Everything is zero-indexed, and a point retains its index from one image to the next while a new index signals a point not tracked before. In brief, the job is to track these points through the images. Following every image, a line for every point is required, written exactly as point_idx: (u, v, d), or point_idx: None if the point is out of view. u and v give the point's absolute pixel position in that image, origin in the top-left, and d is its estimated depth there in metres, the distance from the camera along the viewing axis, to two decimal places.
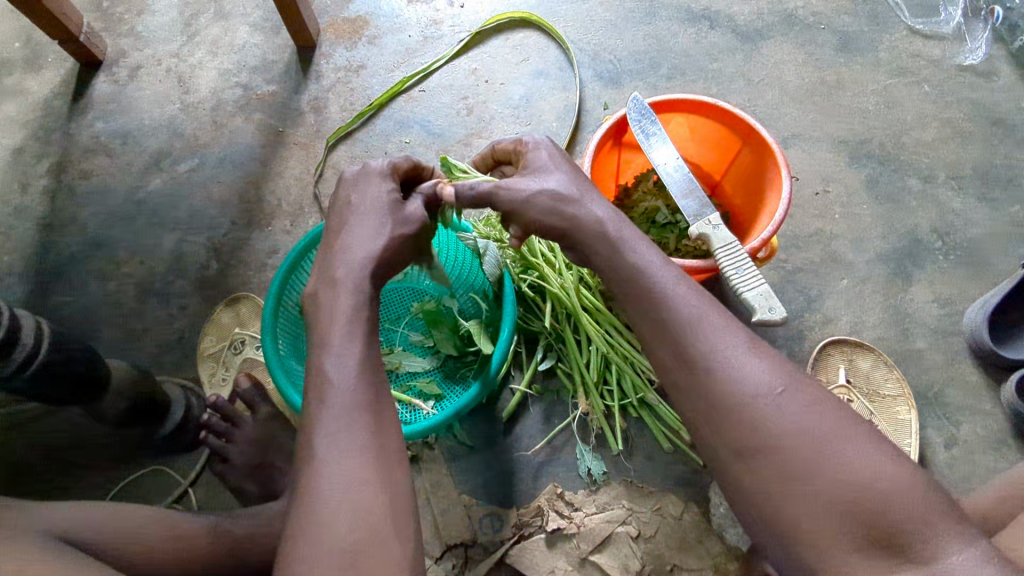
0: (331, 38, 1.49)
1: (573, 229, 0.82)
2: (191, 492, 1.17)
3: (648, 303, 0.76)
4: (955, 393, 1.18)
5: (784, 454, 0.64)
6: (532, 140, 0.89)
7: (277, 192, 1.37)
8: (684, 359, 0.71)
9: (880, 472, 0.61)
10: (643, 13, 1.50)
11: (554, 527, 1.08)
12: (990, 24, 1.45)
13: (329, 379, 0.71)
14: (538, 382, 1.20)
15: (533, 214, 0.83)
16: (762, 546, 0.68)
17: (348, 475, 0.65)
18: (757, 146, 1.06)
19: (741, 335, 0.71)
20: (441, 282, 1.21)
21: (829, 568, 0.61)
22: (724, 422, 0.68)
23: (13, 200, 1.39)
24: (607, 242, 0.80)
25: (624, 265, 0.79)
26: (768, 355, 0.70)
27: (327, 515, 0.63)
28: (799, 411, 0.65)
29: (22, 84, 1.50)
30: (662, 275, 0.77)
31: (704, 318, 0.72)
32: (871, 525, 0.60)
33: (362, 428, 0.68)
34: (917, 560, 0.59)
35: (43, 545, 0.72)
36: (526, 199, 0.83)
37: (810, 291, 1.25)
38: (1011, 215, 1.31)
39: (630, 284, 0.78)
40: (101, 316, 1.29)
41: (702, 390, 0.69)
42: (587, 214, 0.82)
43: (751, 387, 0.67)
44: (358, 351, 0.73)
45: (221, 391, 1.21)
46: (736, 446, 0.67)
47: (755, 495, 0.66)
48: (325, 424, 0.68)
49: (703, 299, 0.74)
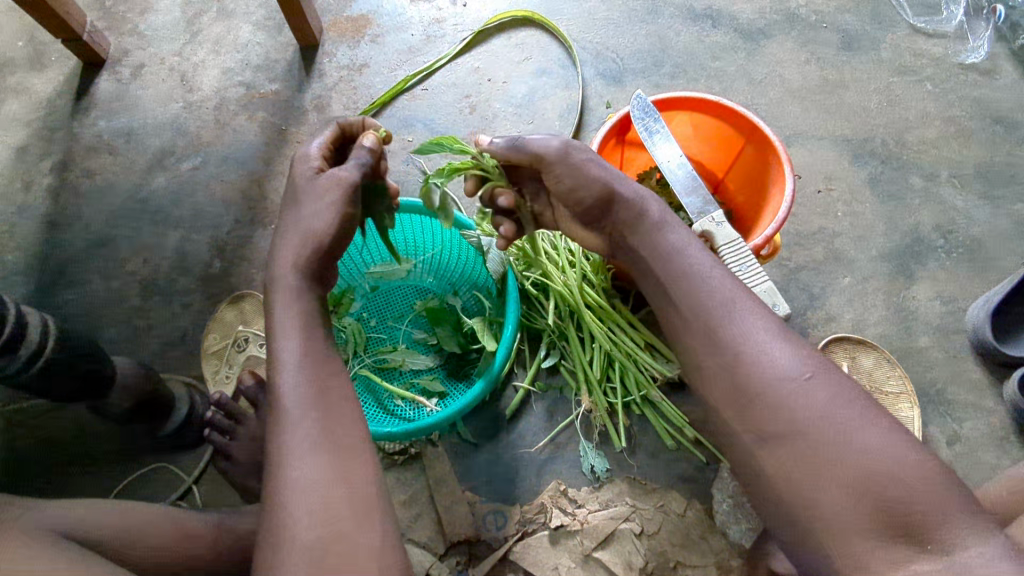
0: (334, 37, 1.50)
1: (615, 200, 0.85)
2: (195, 489, 1.17)
3: (680, 286, 0.77)
4: (958, 390, 1.18)
5: (808, 439, 0.65)
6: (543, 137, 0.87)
7: (280, 191, 1.37)
8: (713, 342, 0.72)
9: (903, 463, 0.61)
10: (645, 12, 1.50)
11: (558, 524, 1.08)
12: (992, 23, 1.46)
13: (276, 386, 0.73)
14: (541, 379, 1.20)
15: (581, 178, 0.85)
16: (777, 533, 0.69)
17: (301, 475, 0.66)
18: (759, 143, 1.06)
19: (772, 322, 0.72)
20: (445, 280, 1.21)
21: (846, 554, 0.62)
22: (749, 404, 0.69)
23: (16, 199, 1.40)
24: (648, 229, 0.83)
25: (660, 246, 0.81)
26: (798, 343, 0.70)
27: (287, 516, 0.64)
28: (827, 398, 0.66)
29: (25, 82, 1.50)
30: (694, 262, 0.78)
31: (736, 304, 0.73)
32: (890, 515, 0.60)
33: (309, 426, 0.69)
34: (935, 550, 0.59)
35: (49, 542, 0.72)
36: (580, 163, 0.85)
37: (812, 288, 1.25)
38: (1013, 212, 1.31)
39: (665, 266, 0.80)
40: (106, 313, 1.30)
41: (729, 372, 0.70)
42: (631, 192, 0.84)
43: (778, 372, 0.68)
44: (294, 347, 0.75)
45: (225, 389, 1.22)
46: (760, 429, 0.68)
47: (774, 479, 0.67)
48: (277, 427, 0.70)
49: (735, 286, 0.75)
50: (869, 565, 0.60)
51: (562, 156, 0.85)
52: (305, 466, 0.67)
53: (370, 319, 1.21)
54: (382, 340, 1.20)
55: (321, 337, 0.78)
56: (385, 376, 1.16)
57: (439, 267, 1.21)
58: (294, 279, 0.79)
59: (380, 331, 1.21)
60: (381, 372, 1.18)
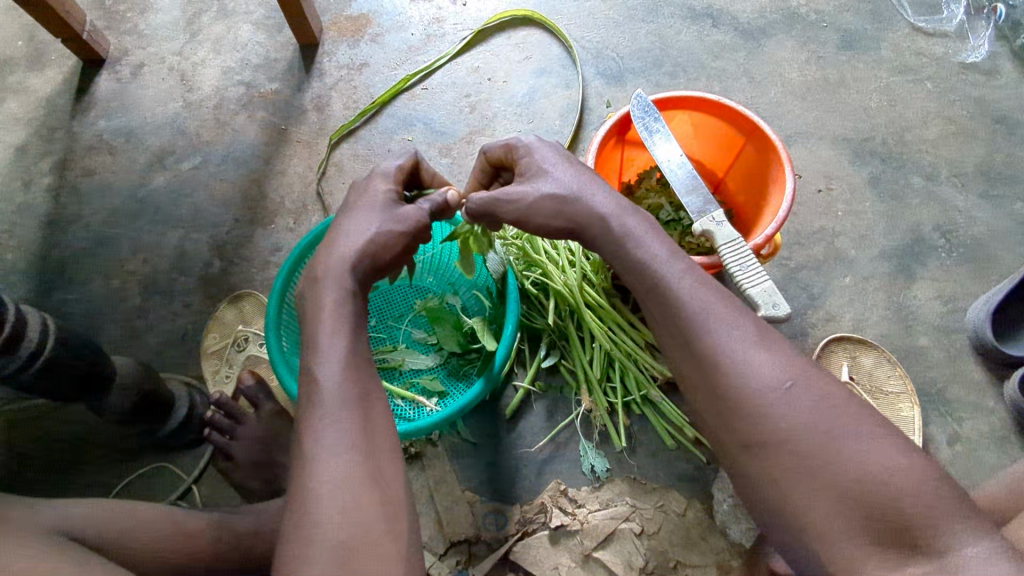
0: (334, 36, 1.49)
1: (577, 217, 0.83)
2: (195, 488, 1.17)
3: (656, 297, 0.76)
4: (958, 390, 1.18)
5: (793, 447, 0.64)
6: (518, 143, 0.89)
7: (280, 190, 1.37)
8: (691, 352, 0.71)
9: (892, 466, 0.61)
10: (646, 11, 1.50)
11: (558, 523, 1.08)
12: (993, 22, 1.46)
13: (318, 381, 0.72)
14: (541, 379, 1.20)
15: (537, 219, 0.85)
16: (772, 539, 0.68)
17: (321, 474, 0.66)
18: (759, 142, 1.06)
19: (750, 327, 0.71)
20: (444, 280, 1.22)
21: (840, 562, 0.61)
22: (731, 414, 0.68)
23: (16, 198, 1.40)
24: (617, 239, 0.81)
25: (632, 260, 0.80)
26: (778, 347, 0.69)
27: (317, 513, 0.64)
28: (807, 405, 0.65)
29: (24, 82, 1.50)
30: (669, 270, 0.77)
31: (712, 311, 0.72)
32: (882, 520, 0.60)
33: (349, 426, 0.69)
34: (930, 553, 0.59)
35: (48, 541, 0.72)
36: (525, 207, 0.84)
37: (812, 288, 1.25)
38: (1014, 212, 1.31)
39: (641, 278, 0.79)
40: (105, 313, 1.30)
41: (711, 381, 0.70)
42: (588, 208, 0.83)
43: (757, 382, 0.67)
44: (344, 347, 0.74)
45: (224, 388, 1.22)
46: (745, 438, 0.67)
47: (764, 488, 0.66)
48: (313, 422, 0.69)
49: (709, 293, 0.74)
50: (864, 570, 0.60)
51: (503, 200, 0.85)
52: (306, 468, 0.67)
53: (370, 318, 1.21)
54: (382, 340, 1.21)
55: (365, 342, 0.78)
56: (385, 376, 1.17)
57: (439, 267, 1.22)
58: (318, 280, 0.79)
59: (379, 331, 1.21)
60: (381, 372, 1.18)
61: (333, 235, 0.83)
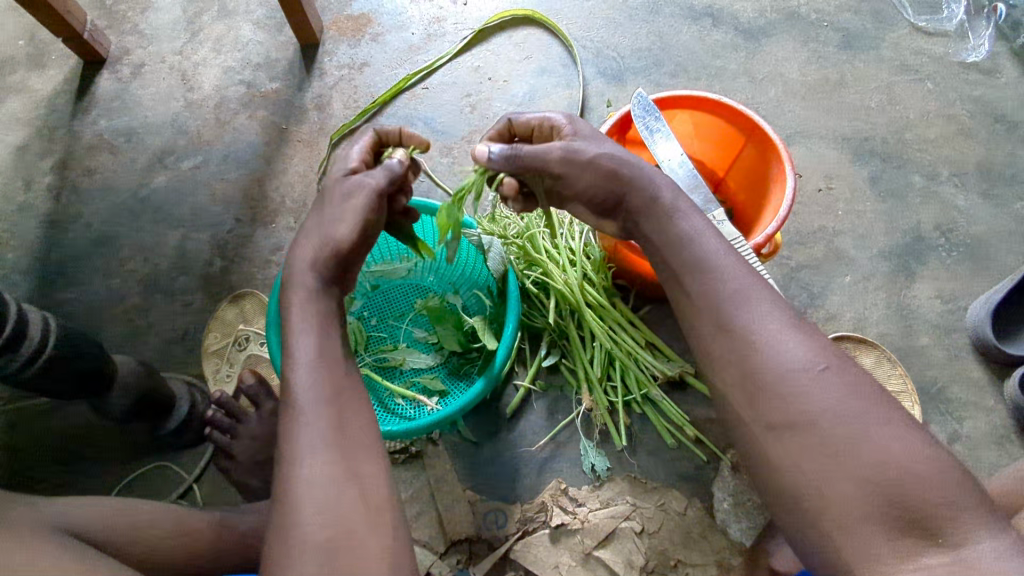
0: (335, 36, 1.50)
1: (625, 188, 0.83)
2: (195, 487, 1.17)
3: (692, 273, 0.76)
4: (959, 389, 1.18)
5: (821, 429, 0.64)
6: (560, 118, 0.89)
7: (281, 189, 1.37)
8: (723, 330, 0.72)
9: (917, 457, 0.61)
10: (646, 11, 1.50)
11: (558, 523, 1.09)
12: (994, 21, 1.46)
13: (290, 385, 0.72)
14: (541, 378, 1.20)
15: (592, 177, 0.84)
16: (782, 524, 0.69)
17: (326, 472, 0.66)
18: (760, 142, 1.06)
19: (786, 312, 0.71)
20: (445, 279, 1.22)
21: (852, 548, 0.62)
22: (759, 394, 0.68)
23: (17, 197, 1.40)
24: (660, 214, 0.81)
25: (673, 233, 0.79)
26: (811, 333, 0.70)
27: (296, 514, 0.64)
28: (839, 389, 0.65)
29: (25, 82, 1.50)
30: (709, 247, 0.77)
31: (749, 292, 0.72)
32: (902, 508, 0.60)
33: (322, 425, 0.69)
34: (946, 544, 0.59)
35: (50, 539, 0.72)
36: (588, 161, 0.83)
37: (812, 287, 1.25)
38: (1013, 211, 1.31)
39: (679, 256, 0.78)
40: (105, 313, 1.30)
41: (739, 361, 0.70)
42: (645, 177, 0.82)
43: (790, 362, 0.67)
44: (312, 346, 0.74)
45: (225, 388, 1.22)
46: (769, 419, 0.68)
47: (781, 470, 0.67)
48: (318, 417, 0.69)
49: (746, 275, 0.74)
50: (878, 559, 0.60)
51: (561, 159, 0.83)
52: (308, 464, 0.67)
53: (371, 318, 1.21)
54: (383, 339, 1.21)
55: (338, 340, 0.77)
56: (386, 375, 1.17)
57: (440, 266, 1.22)
58: (320, 282, 0.79)
59: (380, 331, 1.21)
60: (383, 371, 1.18)
61: (320, 235, 0.81)
